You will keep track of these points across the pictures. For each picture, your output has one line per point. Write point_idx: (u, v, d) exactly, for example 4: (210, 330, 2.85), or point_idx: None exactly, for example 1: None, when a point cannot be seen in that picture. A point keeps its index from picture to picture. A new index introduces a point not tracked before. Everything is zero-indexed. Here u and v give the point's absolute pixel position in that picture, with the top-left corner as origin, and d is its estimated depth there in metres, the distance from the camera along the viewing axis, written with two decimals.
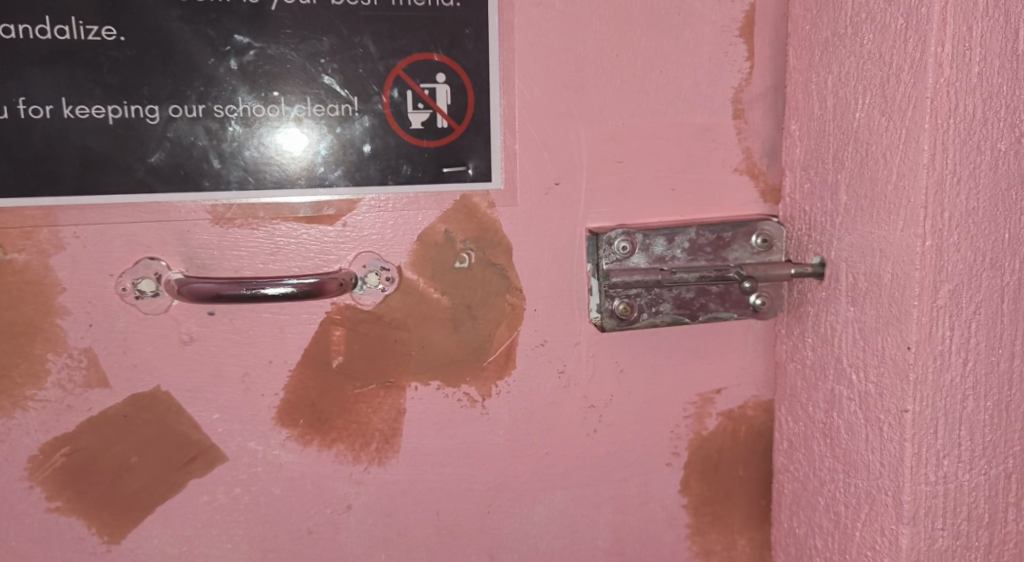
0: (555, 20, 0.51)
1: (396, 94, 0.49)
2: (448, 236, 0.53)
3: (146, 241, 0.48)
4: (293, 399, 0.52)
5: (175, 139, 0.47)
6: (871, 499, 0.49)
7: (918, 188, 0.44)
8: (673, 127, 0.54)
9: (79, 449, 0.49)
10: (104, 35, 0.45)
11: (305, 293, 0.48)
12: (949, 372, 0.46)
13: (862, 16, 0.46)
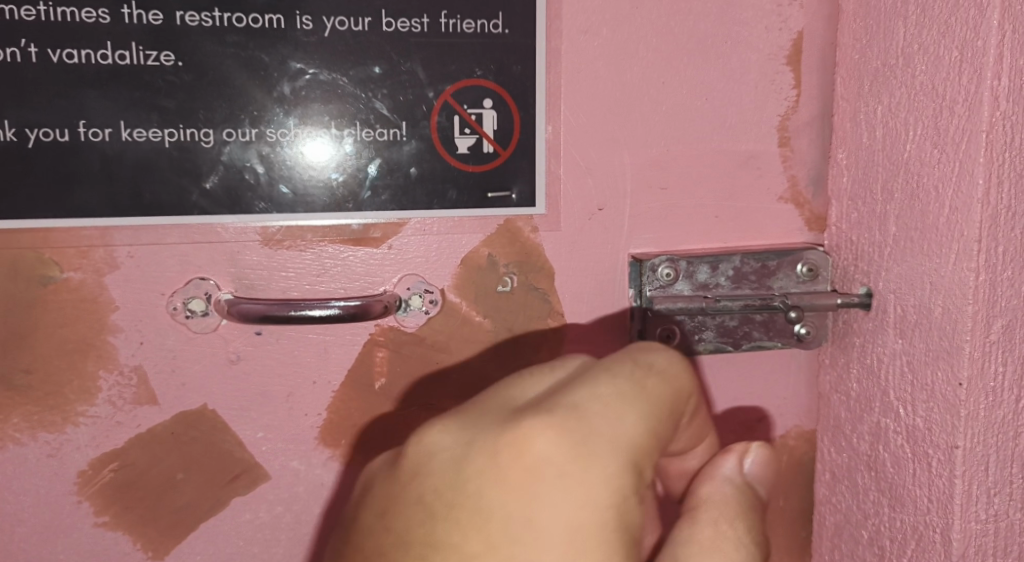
0: (601, 47, 0.52)
1: (443, 119, 0.50)
2: (490, 260, 0.53)
3: (198, 261, 0.49)
4: (335, 419, 0.52)
5: (228, 162, 0.48)
6: (918, 535, 0.48)
7: (972, 222, 0.43)
8: (717, 155, 0.54)
9: (127, 466, 0.50)
10: (162, 61, 0.46)
11: (350, 316, 0.49)
12: (1000, 408, 0.45)
13: (913, 47, 0.46)
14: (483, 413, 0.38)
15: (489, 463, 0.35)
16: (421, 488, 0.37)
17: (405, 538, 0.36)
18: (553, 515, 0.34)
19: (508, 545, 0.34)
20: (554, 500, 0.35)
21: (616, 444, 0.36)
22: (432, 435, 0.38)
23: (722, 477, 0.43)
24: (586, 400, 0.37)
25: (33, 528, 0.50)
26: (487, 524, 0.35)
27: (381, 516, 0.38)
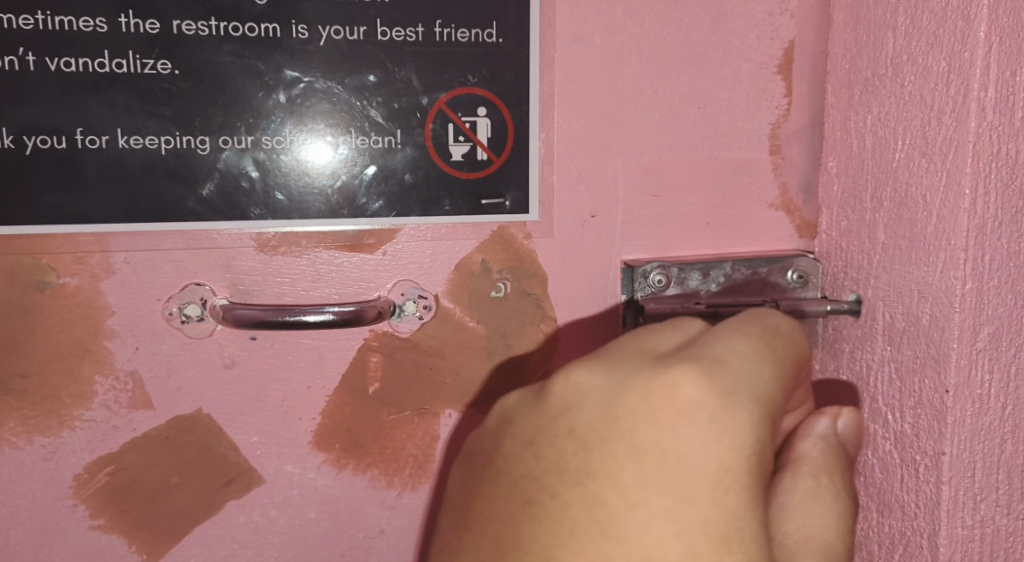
0: (594, 56, 0.52)
1: (438, 127, 0.51)
2: (484, 266, 0.54)
3: (193, 267, 0.49)
4: (329, 424, 0.53)
5: (224, 169, 0.48)
6: (905, 540, 0.49)
7: (959, 231, 0.43)
8: (709, 162, 0.55)
9: (122, 469, 0.50)
10: (159, 69, 0.47)
11: (345, 322, 0.50)
12: (987, 415, 0.46)
13: (902, 57, 0.47)
14: (624, 358, 0.40)
15: (640, 407, 0.38)
16: (570, 423, 0.40)
17: (558, 468, 0.39)
18: (699, 454, 0.37)
19: (666, 477, 0.37)
20: (698, 442, 0.37)
21: (757, 395, 0.39)
22: (576, 379, 0.40)
23: (815, 435, 0.44)
24: (725, 353, 0.39)
25: (29, 531, 0.50)
26: (639, 458, 0.38)
27: (526, 448, 0.41)
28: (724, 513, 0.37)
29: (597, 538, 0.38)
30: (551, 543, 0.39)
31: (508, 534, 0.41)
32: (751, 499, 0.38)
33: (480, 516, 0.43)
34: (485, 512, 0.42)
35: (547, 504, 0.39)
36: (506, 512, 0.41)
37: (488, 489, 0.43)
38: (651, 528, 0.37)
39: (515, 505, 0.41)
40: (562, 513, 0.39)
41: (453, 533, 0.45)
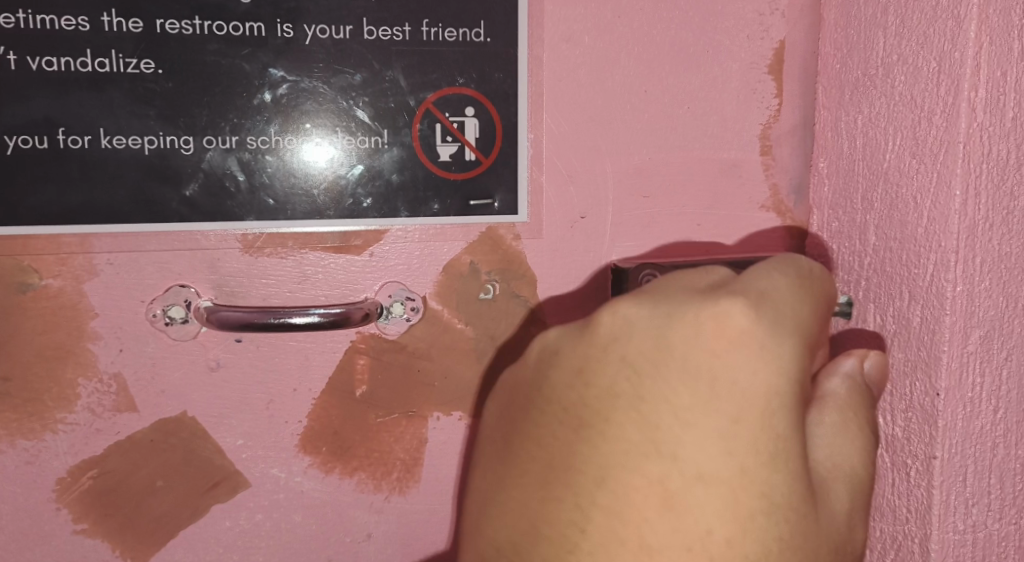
0: (584, 56, 0.52)
1: (425, 127, 0.50)
2: (473, 267, 0.53)
3: (177, 268, 0.49)
4: (315, 427, 0.52)
5: (208, 170, 0.48)
6: (897, 544, 0.49)
7: (950, 233, 0.43)
8: (699, 163, 0.54)
9: (106, 473, 0.50)
10: (142, 68, 0.46)
11: (332, 323, 0.49)
12: (979, 419, 0.46)
13: (893, 57, 0.46)
14: (670, 291, 0.39)
15: (698, 330, 0.37)
16: (617, 353, 0.38)
17: (611, 393, 0.37)
18: (755, 377, 0.36)
19: (716, 405, 0.36)
20: (754, 367, 0.36)
21: (801, 326, 0.38)
22: (627, 307, 0.38)
23: (841, 372, 0.42)
24: (772, 286, 0.39)
25: (12, 536, 0.50)
26: (696, 382, 0.36)
27: (574, 377, 0.38)
28: (776, 437, 0.36)
29: (653, 462, 0.35)
30: (604, 470, 0.36)
31: (553, 465, 0.38)
32: (798, 424, 0.37)
33: (520, 450, 0.39)
34: (527, 446, 0.39)
35: (600, 430, 0.37)
36: (551, 443, 0.38)
37: (529, 422, 0.39)
38: (709, 449, 0.35)
39: (562, 435, 0.38)
40: (617, 439, 0.36)
41: (486, 473, 0.41)
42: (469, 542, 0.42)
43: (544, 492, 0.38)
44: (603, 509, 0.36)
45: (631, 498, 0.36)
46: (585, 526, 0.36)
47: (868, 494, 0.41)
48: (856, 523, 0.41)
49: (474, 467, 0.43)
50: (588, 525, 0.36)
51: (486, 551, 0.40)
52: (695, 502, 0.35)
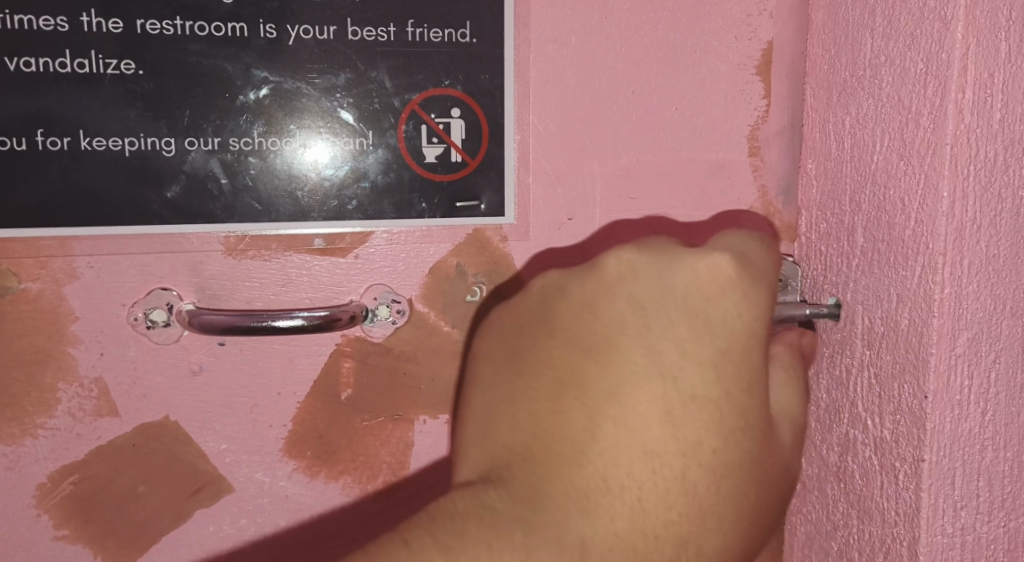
0: (570, 57, 0.51)
1: (410, 128, 0.50)
2: (459, 270, 0.53)
3: (159, 271, 0.48)
4: (300, 431, 0.52)
5: (191, 172, 0.47)
6: (885, 548, 0.48)
7: (937, 235, 0.43)
8: (687, 165, 0.54)
9: (87, 478, 0.49)
10: (123, 69, 0.46)
11: (316, 327, 0.48)
12: (967, 421, 0.45)
13: (881, 58, 0.46)
14: (663, 243, 0.46)
15: (694, 275, 0.44)
16: (623, 290, 0.45)
17: (620, 321, 0.44)
18: (738, 317, 0.44)
19: (706, 337, 0.44)
20: (739, 308, 0.44)
21: (768, 280, 0.46)
22: (633, 254, 0.45)
23: (784, 339, 0.50)
24: (748, 248, 0.46)
25: None
26: (691, 318, 0.44)
27: (585, 307, 0.45)
28: (750, 366, 0.44)
29: (658, 378, 0.43)
30: (617, 385, 0.43)
31: (566, 380, 0.44)
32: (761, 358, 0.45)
33: (533, 366, 0.45)
34: (540, 363, 0.45)
35: (610, 350, 0.44)
36: (565, 361, 0.44)
37: (540, 343, 0.45)
38: (703, 370, 0.43)
39: (575, 354, 0.44)
40: (628, 358, 0.43)
41: (495, 389, 0.46)
42: (471, 450, 0.45)
43: (557, 402, 0.44)
44: (615, 415, 0.43)
45: (638, 406, 0.43)
46: (597, 429, 0.43)
47: (802, 440, 0.48)
48: (797, 454, 0.48)
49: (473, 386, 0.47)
50: (600, 429, 0.43)
51: (495, 455, 0.44)
52: (689, 412, 0.43)
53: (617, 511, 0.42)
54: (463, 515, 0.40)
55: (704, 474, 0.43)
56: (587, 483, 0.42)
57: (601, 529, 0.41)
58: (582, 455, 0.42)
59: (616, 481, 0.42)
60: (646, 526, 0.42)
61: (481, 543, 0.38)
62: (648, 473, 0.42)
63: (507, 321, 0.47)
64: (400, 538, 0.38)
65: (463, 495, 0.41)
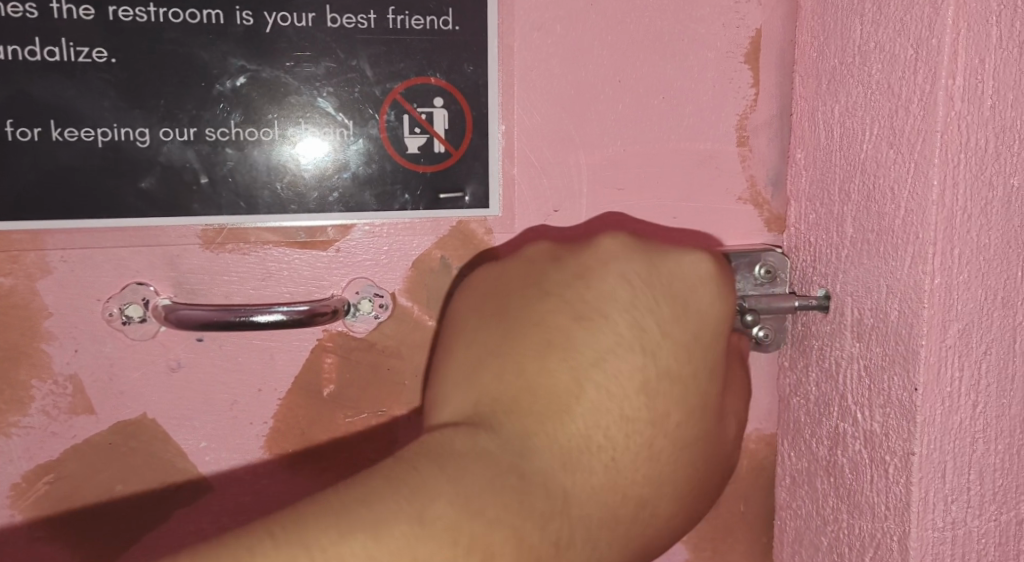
0: (555, 45, 0.50)
1: (392, 118, 0.49)
2: (443, 263, 0.52)
3: (135, 265, 0.47)
4: (282, 428, 0.51)
5: (166, 163, 0.46)
6: (876, 542, 0.48)
7: (928, 225, 0.42)
8: (674, 155, 0.53)
9: (62, 478, 0.48)
10: (95, 57, 0.44)
11: (296, 322, 0.47)
12: (957, 414, 0.45)
13: (870, 44, 0.45)
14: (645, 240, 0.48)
15: (680, 265, 0.47)
16: (610, 270, 0.46)
17: (611, 294, 0.45)
18: (713, 308, 0.47)
19: (684, 323, 0.46)
20: (716, 300, 0.47)
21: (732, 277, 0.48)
22: (624, 241, 0.47)
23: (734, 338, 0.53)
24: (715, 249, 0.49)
25: None
26: (675, 303, 0.46)
27: (578, 277, 0.46)
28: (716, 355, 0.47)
29: (639, 352, 0.44)
30: (603, 352, 0.43)
31: (557, 339, 0.44)
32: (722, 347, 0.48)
33: (523, 324, 0.45)
34: (530, 322, 0.45)
35: (600, 319, 0.44)
36: (556, 323, 0.44)
37: (531, 305, 0.46)
38: (678, 351, 0.45)
39: (565, 318, 0.45)
40: (615, 329, 0.44)
41: (483, 343, 0.46)
42: (454, 397, 0.45)
43: (547, 359, 0.43)
44: (599, 379, 0.43)
45: (620, 375, 0.43)
46: (582, 390, 0.43)
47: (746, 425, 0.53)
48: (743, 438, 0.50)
49: (455, 341, 0.47)
50: (585, 391, 0.43)
51: (481, 403, 0.44)
52: (663, 387, 0.44)
53: (592, 469, 0.42)
54: (462, 454, 0.39)
55: (669, 445, 0.44)
56: (571, 439, 0.42)
57: (579, 484, 0.42)
58: (567, 413, 0.42)
59: (595, 441, 0.42)
60: (614, 486, 0.43)
61: (484, 482, 0.38)
62: (623, 439, 0.43)
63: (493, 283, 0.48)
64: (411, 467, 0.38)
65: (460, 434, 0.41)
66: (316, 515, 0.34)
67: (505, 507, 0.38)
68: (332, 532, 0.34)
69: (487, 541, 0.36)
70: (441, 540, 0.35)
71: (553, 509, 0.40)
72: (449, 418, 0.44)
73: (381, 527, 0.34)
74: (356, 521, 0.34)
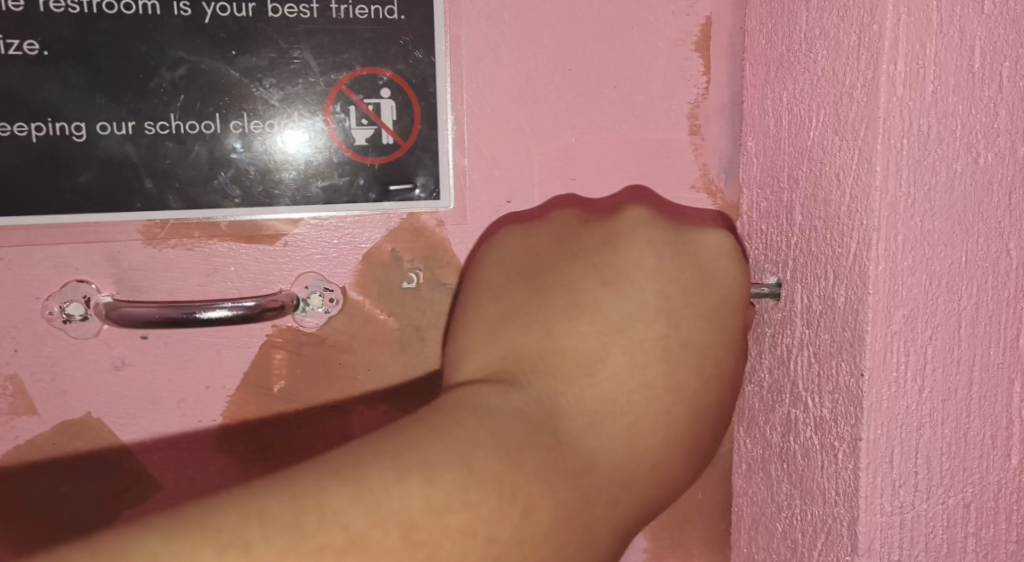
0: (504, 34, 0.50)
1: (339, 109, 0.48)
2: (394, 256, 0.51)
3: (75, 263, 0.46)
4: (232, 425, 0.51)
5: (104, 157, 0.45)
6: (827, 528, 0.48)
7: (871, 211, 0.42)
8: (626, 143, 0.53)
9: (6, 479, 0.48)
10: (25, 50, 0.43)
11: (242, 317, 0.47)
12: (904, 399, 0.44)
13: (815, 31, 0.45)
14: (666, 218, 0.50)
15: (702, 238, 0.48)
16: (637, 241, 0.48)
17: (636, 262, 0.47)
18: (733, 282, 0.48)
19: (704, 295, 0.47)
20: (736, 274, 0.48)
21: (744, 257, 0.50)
22: (645, 214, 0.49)
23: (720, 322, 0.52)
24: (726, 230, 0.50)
25: None
26: (695, 274, 0.48)
27: (604, 245, 0.48)
28: (734, 329, 0.48)
29: (662, 320, 0.46)
30: (627, 317, 0.46)
31: (583, 303, 0.46)
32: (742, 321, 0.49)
33: (550, 287, 0.47)
34: (556, 286, 0.47)
35: (625, 285, 0.47)
36: (583, 288, 0.47)
37: (558, 269, 0.48)
38: (700, 320, 0.47)
39: (591, 284, 0.47)
40: (638, 296, 0.46)
41: (509, 303, 0.47)
42: (479, 353, 0.46)
43: (574, 321, 0.46)
44: (623, 344, 0.45)
45: (643, 340, 0.45)
46: (606, 352, 0.45)
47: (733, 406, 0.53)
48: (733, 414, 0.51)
49: (474, 302, 0.48)
50: (609, 354, 0.45)
51: (508, 359, 0.45)
52: (683, 354, 0.46)
53: (616, 431, 0.44)
54: (498, 410, 0.40)
55: (683, 412, 0.46)
56: (596, 400, 0.44)
57: (602, 444, 0.43)
58: (591, 373, 0.45)
59: (618, 403, 0.44)
60: (635, 450, 0.44)
61: (518, 437, 0.39)
62: (643, 402, 0.45)
63: (517, 249, 0.49)
64: (452, 421, 0.38)
65: (493, 390, 0.41)
66: (371, 458, 0.35)
67: (539, 463, 0.38)
68: (389, 474, 0.34)
69: (525, 492, 0.37)
70: (487, 489, 0.35)
71: (581, 468, 0.41)
72: (476, 374, 0.45)
73: (433, 472, 0.35)
74: (411, 465, 0.35)
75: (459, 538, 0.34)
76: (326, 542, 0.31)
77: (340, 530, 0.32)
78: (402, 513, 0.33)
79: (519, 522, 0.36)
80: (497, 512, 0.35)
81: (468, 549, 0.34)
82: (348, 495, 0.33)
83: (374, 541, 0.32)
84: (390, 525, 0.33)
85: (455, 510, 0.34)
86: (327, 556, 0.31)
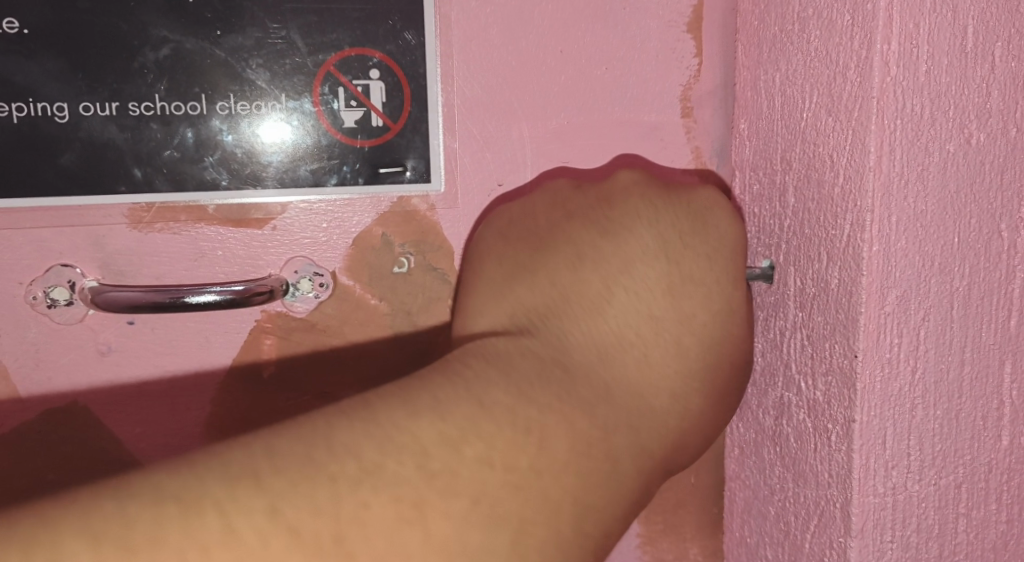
0: (495, 14, 0.49)
1: (326, 90, 0.47)
2: (385, 240, 0.50)
3: (58, 247, 0.46)
4: (221, 412, 0.50)
5: (87, 138, 0.44)
6: (820, 510, 0.48)
7: (864, 192, 0.41)
8: (618, 126, 0.52)
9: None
10: (5, 28, 0.43)
11: (231, 302, 0.46)
12: (897, 380, 0.44)
13: (808, 11, 0.45)
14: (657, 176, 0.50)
15: (695, 192, 0.49)
16: (631, 188, 0.48)
17: (632, 209, 0.47)
18: (731, 234, 0.48)
19: (704, 241, 0.47)
20: (730, 224, 0.48)
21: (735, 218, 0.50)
22: (640, 174, 0.48)
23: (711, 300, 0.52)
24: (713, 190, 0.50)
25: None
26: (693, 220, 0.48)
27: (599, 200, 0.47)
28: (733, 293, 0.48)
29: (662, 260, 0.46)
30: (627, 262, 0.46)
31: (583, 253, 0.46)
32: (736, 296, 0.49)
33: (549, 243, 0.47)
34: (557, 243, 0.47)
35: (622, 232, 0.46)
36: (580, 239, 0.46)
37: (555, 223, 0.47)
38: (699, 262, 0.47)
39: (589, 235, 0.46)
40: (637, 240, 0.46)
41: (510, 264, 0.47)
42: (491, 315, 0.46)
43: (575, 272, 0.46)
44: (625, 286, 0.45)
45: (645, 278, 0.46)
46: (610, 295, 0.45)
47: None
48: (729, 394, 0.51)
49: (477, 268, 0.48)
50: (613, 296, 0.45)
51: (516, 314, 0.45)
52: (686, 291, 0.46)
53: (627, 367, 0.44)
54: (506, 354, 0.39)
55: (697, 342, 0.46)
56: (604, 340, 0.44)
57: (617, 382, 0.42)
58: (598, 316, 0.44)
59: (626, 339, 0.44)
60: (650, 380, 0.44)
61: (527, 374, 0.38)
62: (653, 335, 0.45)
63: (512, 214, 0.48)
64: (460, 364, 0.37)
65: (500, 339, 0.41)
66: (380, 401, 0.33)
67: (552, 397, 0.38)
68: (398, 413, 0.33)
69: (540, 422, 0.36)
70: (500, 420, 0.34)
71: (598, 401, 0.40)
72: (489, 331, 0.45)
73: (442, 408, 0.34)
74: (420, 403, 0.34)
75: (477, 467, 0.32)
76: (339, 472, 0.29)
77: (351, 461, 0.30)
78: (414, 446, 0.32)
79: (537, 450, 0.35)
80: (517, 441, 0.34)
81: (487, 479, 0.32)
82: (358, 430, 0.31)
83: (389, 469, 0.30)
84: (404, 456, 0.31)
85: (470, 442, 0.33)
86: (341, 486, 0.29)
